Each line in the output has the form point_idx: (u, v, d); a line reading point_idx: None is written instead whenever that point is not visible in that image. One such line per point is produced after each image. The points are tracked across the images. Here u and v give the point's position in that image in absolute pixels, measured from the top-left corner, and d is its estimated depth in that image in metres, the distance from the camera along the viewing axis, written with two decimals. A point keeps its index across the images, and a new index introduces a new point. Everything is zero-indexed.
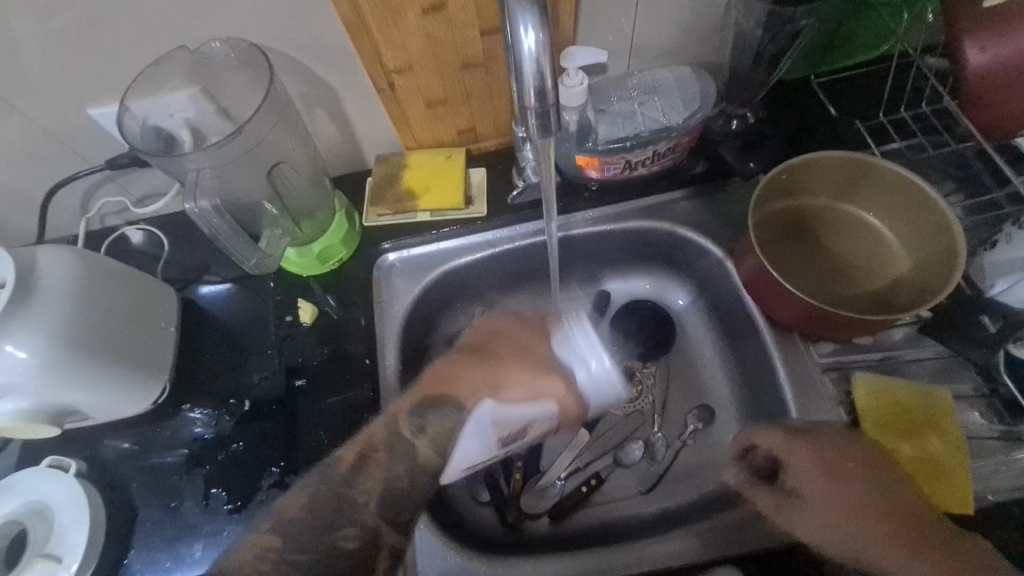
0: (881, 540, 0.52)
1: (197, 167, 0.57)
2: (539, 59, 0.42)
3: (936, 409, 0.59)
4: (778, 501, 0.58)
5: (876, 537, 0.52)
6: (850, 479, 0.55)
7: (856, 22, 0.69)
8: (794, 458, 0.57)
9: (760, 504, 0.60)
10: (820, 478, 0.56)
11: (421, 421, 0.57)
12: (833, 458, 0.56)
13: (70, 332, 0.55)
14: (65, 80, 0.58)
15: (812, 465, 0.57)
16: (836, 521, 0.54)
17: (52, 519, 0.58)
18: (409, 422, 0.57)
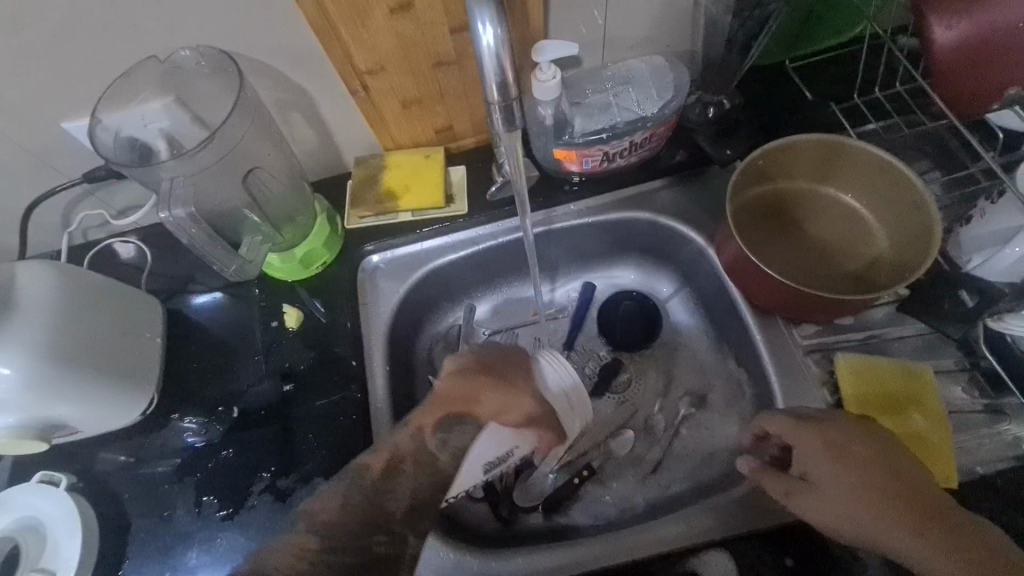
0: (889, 522, 0.49)
1: (172, 175, 0.58)
2: (499, 53, 0.42)
3: (917, 384, 0.60)
4: (789, 488, 0.53)
5: (883, 519, 0.49)
6: (858, 461, 0.52)
7: (827, 5, 0.69)
8: (803, 441, 0.54)
9: (769, 488, 0.54)
10: (829, 461, 0.52)
11: (444, 435, 0.57)
12: (838, 438, 0.53)
13: (53, 347, 0.55)
14: (36, 95, 0.58)
15: (820, 447, 0.53)
16: (845, 504, 0.51)
17: (45, 534, 0.58)
18: (434, 436, 0.57)
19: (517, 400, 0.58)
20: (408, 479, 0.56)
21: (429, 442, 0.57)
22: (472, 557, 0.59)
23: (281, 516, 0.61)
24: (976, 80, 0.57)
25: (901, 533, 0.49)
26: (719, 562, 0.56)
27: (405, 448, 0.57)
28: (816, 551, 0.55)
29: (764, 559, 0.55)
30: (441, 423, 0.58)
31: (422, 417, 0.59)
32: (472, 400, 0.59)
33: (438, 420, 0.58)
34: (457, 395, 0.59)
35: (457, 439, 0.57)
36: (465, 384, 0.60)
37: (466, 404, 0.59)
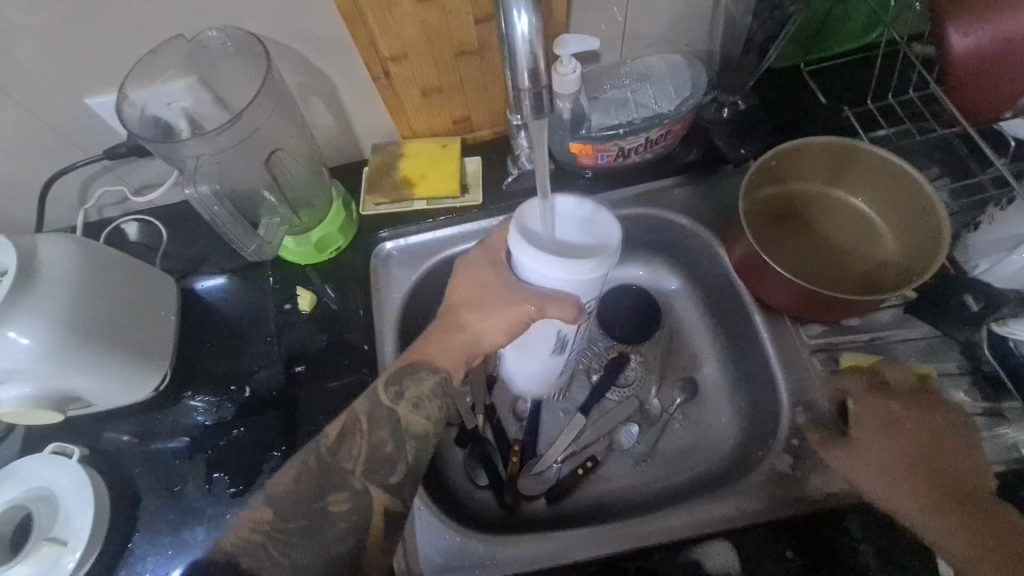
0: (914, 496, 0.53)
1: (196, 154, 0.58)
2: (532, 41, 0.43)
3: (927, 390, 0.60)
4: (826, 439, 0.59)
5: (909, 490, 0.53)
6: (909, 440, 0.55)
7: (844, 11, 0.70)
8: (866, 403, 0.58)
9: (810, 438, 0.61)
10: (882, 438, 0.56)
11: (398, 388, 0.55)
12: (896, 416, 0.56)
13: (72, 318, 0.56)
14: (62, 71, 0.59)
15: (877, 423, 0.57)
16: (876, 467, 0.55)
17: (57, 504, 0.59)
18: (388, 389, 0.55)
19: (488, 331, 0.57)
20: (362, 436, 0.53)
21: (384, 396, 0.55)
22: (476, 540, 0.60)
23: None
24: (988, 87, 0.58)
25: (930, 516, 0.51)
26: (722, 553, 0.57)
27: (362, 408, 0.54)
28: (825, 546, 0.56)
29: (766, 549, 0.56)
30: (396, 376, 0.56)
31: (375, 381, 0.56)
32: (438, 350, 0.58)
33: (392, 375, 0.56)
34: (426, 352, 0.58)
35: (413, 389, 0.55)
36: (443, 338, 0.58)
37: (435, 352, 0.57)
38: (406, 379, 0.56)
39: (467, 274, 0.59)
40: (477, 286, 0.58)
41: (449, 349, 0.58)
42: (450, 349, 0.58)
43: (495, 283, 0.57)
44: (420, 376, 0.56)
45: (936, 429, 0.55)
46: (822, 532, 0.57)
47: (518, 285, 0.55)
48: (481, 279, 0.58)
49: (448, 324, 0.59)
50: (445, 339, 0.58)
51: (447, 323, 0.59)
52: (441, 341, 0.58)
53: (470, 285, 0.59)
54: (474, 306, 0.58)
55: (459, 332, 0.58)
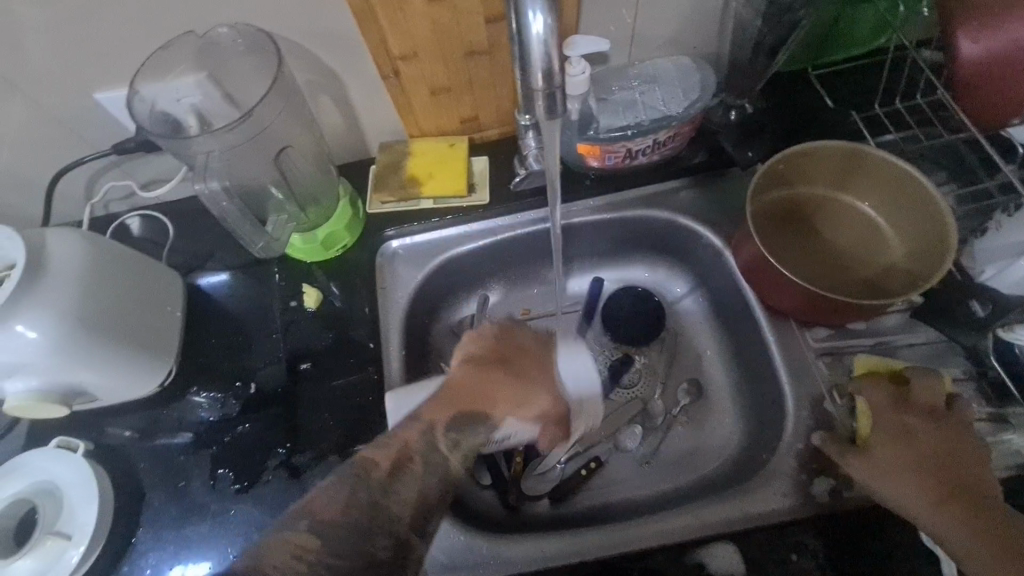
0: (937, 507, 0.51)
1: (207, 150, 0.59)
2: (547, 42, 0.43)
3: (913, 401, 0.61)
4: (843, 450, 0.57)
5: (932, 501, 0.51)
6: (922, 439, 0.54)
7: (853, 16, 0.70)
8: (878, 413, 0.57)
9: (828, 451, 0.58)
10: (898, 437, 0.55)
11: (457, 436, 0.51)
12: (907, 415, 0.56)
13: (80, 313, 0.56)
14: (73, 66, 0.59)
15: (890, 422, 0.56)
16: (897, 477, 0.53)
17: (62, 498, 0.59)
18: (446, 435, 0.51)
19: (529, 399, 0.55)
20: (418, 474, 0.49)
21: (441, 443, 0.51)
22: (480, 540, 0.59)
23: (295, 493, 0.62)
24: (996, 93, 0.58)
25: (943, 516, 0.51)
26: (726, 556, 0.57)
27: (415, 444, 0.50)
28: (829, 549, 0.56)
29: (770, 553, 0.56)
30: (455, 423, 0.51)
31: (433, 410, 0.52)
32: (483, 398, 0.54)
33: (450, 418, 0.52)
34: (477, 391, 0.54)
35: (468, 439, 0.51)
36: (483, 379, 0.55)
37: (482, 401, 0.53)
38: (463, 428, 0.52)
39: (517, 338, 0.59)
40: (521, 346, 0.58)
41: (499, 398, 0.54)
42: (505, 397, 0.54)
43: (542, 358, 0.57)
44: (474, 430, 0.52)
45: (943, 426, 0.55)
46: (827, 534, 0.56)
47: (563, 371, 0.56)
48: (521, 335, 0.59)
49: (492, 379, 0.55)
50: (501, 383, 0.55)
51: (494, 374, 0.55)
52: (495, 386, 0.54)
53: (503, 341, 0.58)
54: (524, 357, 0.57)
55: (514, 381, 0.55)
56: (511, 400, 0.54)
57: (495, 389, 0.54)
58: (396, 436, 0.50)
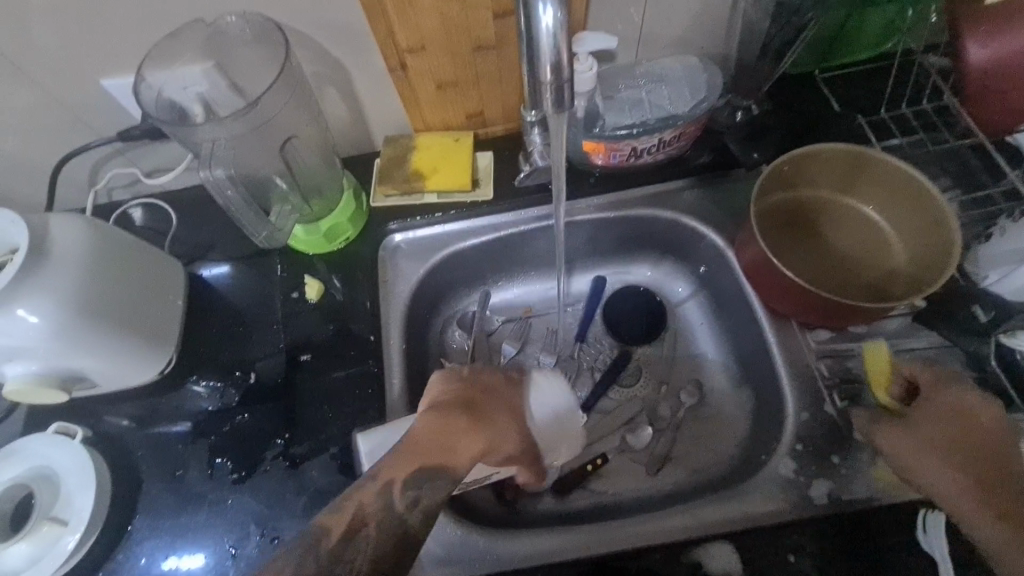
0: (966, 488, 0.51)
1: (212, 138, 0.58)
2: (557, 35, 0.43)
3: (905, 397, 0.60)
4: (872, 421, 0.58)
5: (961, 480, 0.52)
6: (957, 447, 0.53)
7: (862, 20, 0.70)
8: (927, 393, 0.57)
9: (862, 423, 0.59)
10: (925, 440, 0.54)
11: (417, 493, 0.46)
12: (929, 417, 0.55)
13: (81, 298, 0.56)
14: (80, 52, 0.59)
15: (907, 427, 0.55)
16: (930, 452, 0.54)
17: (59, 484, 0.59)
18: (405, 494, 0.46)
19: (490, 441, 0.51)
20: (377, 536, 0.44)
21: (399, 502, 0.45)
22: (478, 534, 0.59)
23: (293, 484, 0.62)
24: (994, 102, 0.60)
25: (964, 493, 0.51)
26: (724, 554, 0.56)
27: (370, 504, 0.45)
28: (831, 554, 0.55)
29: (768, 553, 0.56)
30: (414, 481, 0.46)
31: (388, 468, 0.47)
32: (449, 448, 0.49)
33: (411, 476, 0.47)
34: (442, 436, 0.49)
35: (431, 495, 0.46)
36: (443, 426, 0.50)
37: (440, 453, 0.48)
38: (423, 482, 0.47)
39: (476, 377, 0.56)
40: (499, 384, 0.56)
41: (458, 448, 0.49)
42: (470, 445, 0.50)
43: (488, 397, 0.55)
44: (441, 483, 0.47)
45: (983, 430, 0.54)
46: (828, 538, 0.56)
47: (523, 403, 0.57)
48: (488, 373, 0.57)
49: (448, 429, 0.50)
50: (462, 429, 0.51)
51: (452, 423, 0.51)
52: (462, 432, 0.50)
53: (464, 389, 0.54)
54: (487, 397, 0.55)
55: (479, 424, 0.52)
56: (473, 448, 0.50)
57: (464, 436, 0.50)
58: (351, 498, 0.45)
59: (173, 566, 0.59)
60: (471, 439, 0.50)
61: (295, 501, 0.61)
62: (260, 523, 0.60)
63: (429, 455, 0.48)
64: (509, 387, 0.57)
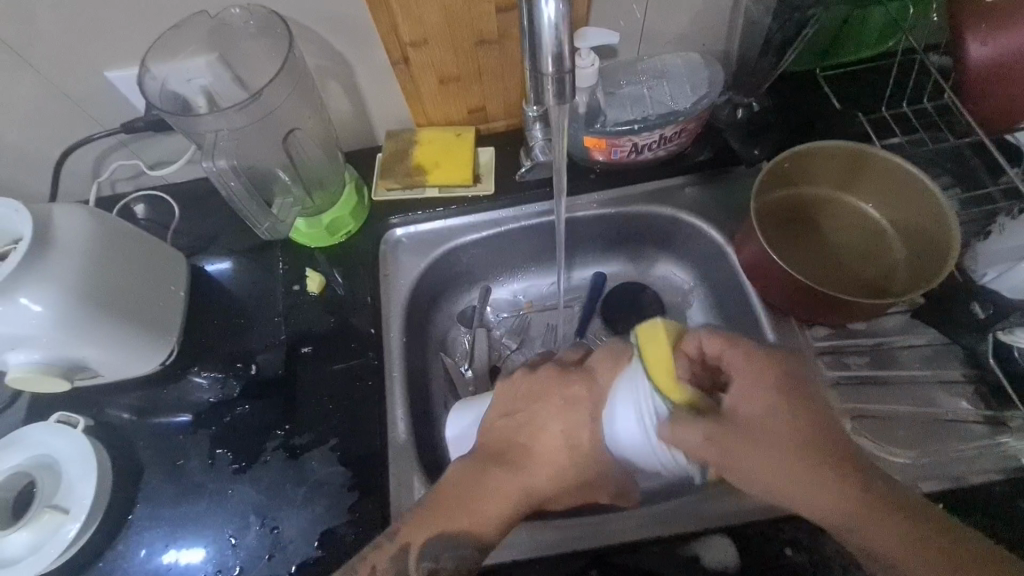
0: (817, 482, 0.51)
1: (215, 129, 0.59)
2: (559, 26, 0.43)
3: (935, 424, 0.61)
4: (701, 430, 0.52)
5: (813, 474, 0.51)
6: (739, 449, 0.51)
7: (863, 18, 0.70)
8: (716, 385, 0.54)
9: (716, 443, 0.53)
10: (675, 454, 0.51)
11: (432, 564, 0.54)
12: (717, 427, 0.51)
13: (83, 288, 0.56)
14: (85, 42, 0.59)
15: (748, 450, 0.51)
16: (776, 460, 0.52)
17: (60, 473, 0.60)
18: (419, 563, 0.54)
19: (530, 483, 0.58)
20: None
21: (412, 566, 0.54)
22: None
23: (292, 474, 0.62)
24: (997, 99, 0.59)
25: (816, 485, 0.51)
26: (720, 546, 0.57)
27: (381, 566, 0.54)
28: (841, 543, 0.56)
29: (764, 546, 0.56)
30: (428, 548, 0.55)
31: (407, 533, 0.56)
32: (474, 508, 0.56)
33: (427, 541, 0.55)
34: (470, 491, 0.57)
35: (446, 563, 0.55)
36: (470, 483, 0.58)
37: (466, 519, 0.56)
38: (442, 554, 0.55)
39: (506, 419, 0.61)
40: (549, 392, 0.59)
41: (483, 510, 0.56)
42: (491, 506, 0.57)
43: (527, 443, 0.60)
44: (460, 552, 0.55)
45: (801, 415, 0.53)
46: (833, 527, 0.57)
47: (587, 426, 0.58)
48: (542, 405, 0.61)
49: (482, 483, 0.57)
50: (494, 482, 0.58)
51: (478, 483, 0.57)
52: (494, 484, 0.58)
53: (495, 442, 0.61)
54: (532, 439, 0.60)
55: (511, 477, 0.58)
56: (500, 504, 0.57)
57: (488, 497, 0.57)
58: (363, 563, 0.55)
59: (171, 561, 0.59)
60: (498, 500, 0.57)
61: (296, 492, 0.61)
62: (260, 514, 0.60)
63: (454, 518, 0.56)
64: (565, 411, 0.60)
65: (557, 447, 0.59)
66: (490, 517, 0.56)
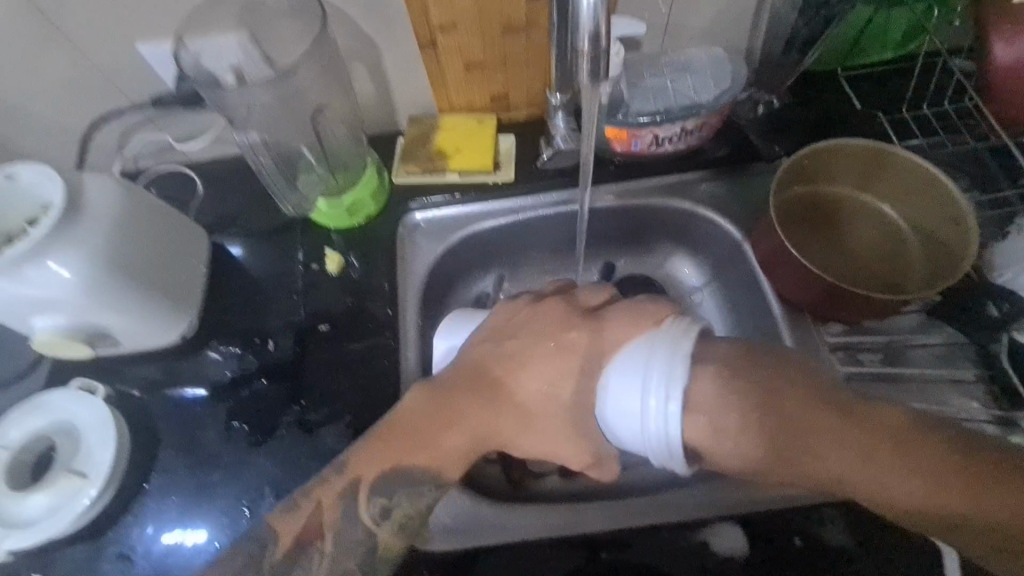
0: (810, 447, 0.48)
1: (250, 103, 0.63)
2: (596, 6, 0.44)
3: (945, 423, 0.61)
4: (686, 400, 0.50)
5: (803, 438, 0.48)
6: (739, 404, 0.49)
7: (887, 19, 0.71)
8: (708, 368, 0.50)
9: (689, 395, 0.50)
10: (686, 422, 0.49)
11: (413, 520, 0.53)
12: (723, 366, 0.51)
13: (110, 255, 0.57)
14: (123, 15, 0.60)
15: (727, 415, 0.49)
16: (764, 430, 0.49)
17: (80, 438, 0.60)
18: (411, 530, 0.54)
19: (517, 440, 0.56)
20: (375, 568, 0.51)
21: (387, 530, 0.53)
22: (488, 507, 0.61)
23: (307, 448, 0.63)
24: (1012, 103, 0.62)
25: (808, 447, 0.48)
26: (729, 534, 0.57)
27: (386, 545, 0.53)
28: (848, 536, 0.56)
29: (772, 536, 0.57)
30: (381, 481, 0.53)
31: (363, 466, 0.54)
32: (431, 442, 0.54)
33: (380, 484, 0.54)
34: (429, 421, 0.55)
35: (405, 506, 0.54)
36: (432, 410, 0.55)
37: (417, 447, 0.54)
38: (396, 492, 0.54)
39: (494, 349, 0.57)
40: (543, 353, 0.57)
41: (452, 447, 0.55)
42: (446, 441, 0.55)
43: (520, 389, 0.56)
44: (420, 490, 0.54)
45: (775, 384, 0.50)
46: (841, 519, 0.57)
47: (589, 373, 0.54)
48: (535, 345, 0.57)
49: (447, 405, 0.55)
50: (463, 405, 0.55)
51: (444, 407, 0.55)
52: (462, 416, 0.55)
53: (475, 370, 0.57)
54: (510, 372, 0.56)
55: (481, 409, 0.55)
56: (466, 436, 0.55)
57: (448, 432, 0.55)
58: (310, 496, 0.53)
59: (175, 542, 0.59)
60: (457, 435, 0.55)
61: (310, 465, 0.62)
62: (274, 486, 0.61)
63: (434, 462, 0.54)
64: (560, 356, 0.56)
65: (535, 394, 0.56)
66: (448, 456, 0.55)
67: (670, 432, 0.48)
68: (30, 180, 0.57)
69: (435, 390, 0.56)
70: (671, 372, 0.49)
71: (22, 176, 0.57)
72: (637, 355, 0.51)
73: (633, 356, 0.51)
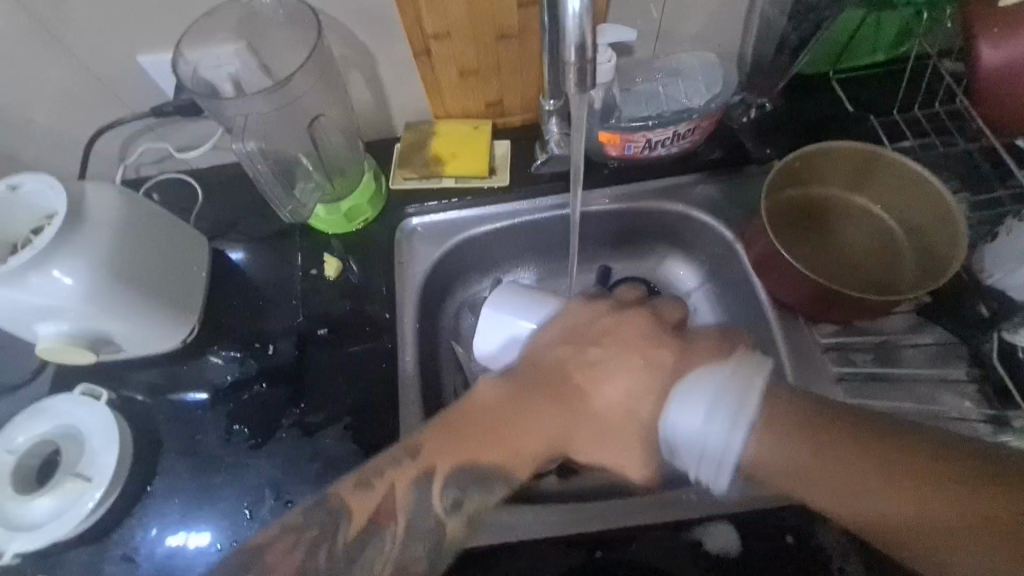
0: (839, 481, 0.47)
1: (244, 113, 0.62)
2: (582, 17, 0.44)
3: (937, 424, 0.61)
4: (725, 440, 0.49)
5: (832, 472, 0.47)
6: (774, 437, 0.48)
7: (877, 23, 0.71)
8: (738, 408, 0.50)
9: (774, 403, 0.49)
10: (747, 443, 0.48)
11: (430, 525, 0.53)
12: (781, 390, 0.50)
13: (112, 263, 0.58)
14: (123, 28, 0.62)
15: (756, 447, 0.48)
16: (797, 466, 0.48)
17: (84, 443, 0.62)
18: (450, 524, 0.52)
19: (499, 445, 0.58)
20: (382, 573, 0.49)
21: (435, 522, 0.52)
22: None
23: (306, 451, 0.64)
24: (1000, 106, 0.62)
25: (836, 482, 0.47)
26: (723, 533, 0.58)
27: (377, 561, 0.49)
28: (840, 536, 0.57)
29: (765, 535, 0.57)
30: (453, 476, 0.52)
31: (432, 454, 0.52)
32: (497, 441, 0.53)
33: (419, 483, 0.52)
34: (495, 418, 0.54)
35: (474, 502, 0.53)
36: (501, 411, 0.54)
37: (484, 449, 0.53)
38: (469, 485, 0.52)
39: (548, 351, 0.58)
40: (539, 356, 0.58)
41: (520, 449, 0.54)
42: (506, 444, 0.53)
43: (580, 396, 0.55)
44: (490, 487, 0.53)
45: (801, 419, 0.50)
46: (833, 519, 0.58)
47: (613, 375, 0.55)
48: (618, 355, 0.55)
49: (521, 403, 0.54)
50: (538, 409, 0.54)
51: (513, 407, 0.54)
52: (530, 418, 0.54)
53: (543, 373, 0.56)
54: (587, 381, 0.55)
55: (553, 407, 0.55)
56: (535, 443, 0.54)
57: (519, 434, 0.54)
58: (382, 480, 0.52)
59: (177, 543, 0.60)
60: (532, 438, 0.54)
61: (309, 468, 0.63)
62: (274, 488, 0.62)
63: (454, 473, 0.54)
64: (639, 369, 0.54)
65: (612, 403, 0.54)
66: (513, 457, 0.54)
67: (725, 458, 0.48)
68: (33, 190, 0.58)
69: (513, 386, 0.55)
70: (740, 405, 0.48)
71: (24, 187, 0.58)
72: (699, 386, 0.50)
73: (702, 382, 0.50)
